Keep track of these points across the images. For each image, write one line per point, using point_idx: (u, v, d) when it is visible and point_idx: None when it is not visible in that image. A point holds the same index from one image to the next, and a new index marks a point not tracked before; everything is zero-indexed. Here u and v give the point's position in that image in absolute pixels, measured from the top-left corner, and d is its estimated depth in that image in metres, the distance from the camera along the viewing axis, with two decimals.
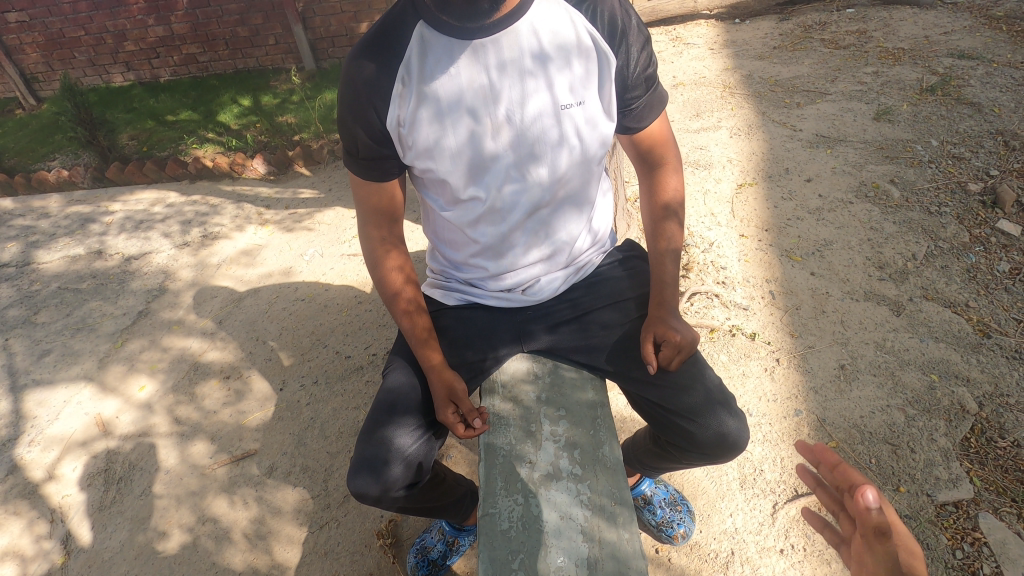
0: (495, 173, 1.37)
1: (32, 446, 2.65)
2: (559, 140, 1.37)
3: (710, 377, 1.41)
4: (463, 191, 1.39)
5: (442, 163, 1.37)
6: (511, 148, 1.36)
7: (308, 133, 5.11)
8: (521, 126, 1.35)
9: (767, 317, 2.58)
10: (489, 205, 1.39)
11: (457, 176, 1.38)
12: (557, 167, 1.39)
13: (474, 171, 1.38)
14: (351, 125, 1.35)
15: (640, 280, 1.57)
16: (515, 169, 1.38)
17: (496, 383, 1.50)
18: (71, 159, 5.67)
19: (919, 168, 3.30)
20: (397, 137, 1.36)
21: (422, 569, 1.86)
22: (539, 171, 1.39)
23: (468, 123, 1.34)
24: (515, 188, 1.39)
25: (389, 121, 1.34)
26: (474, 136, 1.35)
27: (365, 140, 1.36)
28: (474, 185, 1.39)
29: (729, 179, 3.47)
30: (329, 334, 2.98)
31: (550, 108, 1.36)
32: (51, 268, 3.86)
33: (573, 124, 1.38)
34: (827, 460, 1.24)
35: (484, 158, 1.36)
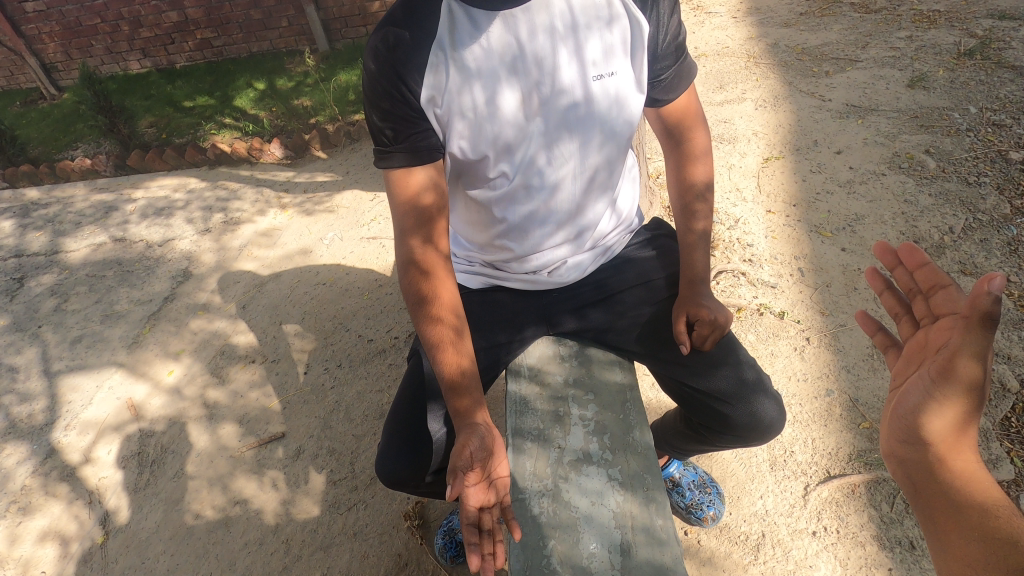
0: (526, 150, 1.32)
1: (68, 429, 2.72)
2: (591, 113, 1.33)
3: (744, 359, 1.37)
4: (492, 170, 1.33)
5: (473, 140, 1.29)
6: (542, 122, 1.30)
7: (324, 116, 5.08)
8: (553, 98, 1.29)
9: (797, 295, 2.51)
10: (518, 183, 1.34)
11: (487, 154, 1.31)
12: (587, 141, 1.35)
13: (505, 149, 1.31)
14: (386, 102, 1.24)
15: (669, 259, 1.52)
16: (545, 145, 1.32)
17: (522, 366, 1.47)
18: (93, 148, 5.74)
19: (957, 137, 3.16)
20: (428, 116, 1.26)
21: (450, 551, 1.87)
22: (569, 146, 1.34)
23: (499, 97, 1.27)
24: (545, 165, 1.34)
25: (420, 96, 1.24)
26: (506, 110, 1.28)
27: (401, 118, 1.25)
28: (504, 163, 1.33)
29: (755, 153, 3.37)
30: (352, 318, 2.99)
31: (583, 79, 1.30)
32: (78, 256, 3.93)
33: (605, 97, 1.33)
34: (902, 262, 1.20)
35: (516, 134, 1.30)
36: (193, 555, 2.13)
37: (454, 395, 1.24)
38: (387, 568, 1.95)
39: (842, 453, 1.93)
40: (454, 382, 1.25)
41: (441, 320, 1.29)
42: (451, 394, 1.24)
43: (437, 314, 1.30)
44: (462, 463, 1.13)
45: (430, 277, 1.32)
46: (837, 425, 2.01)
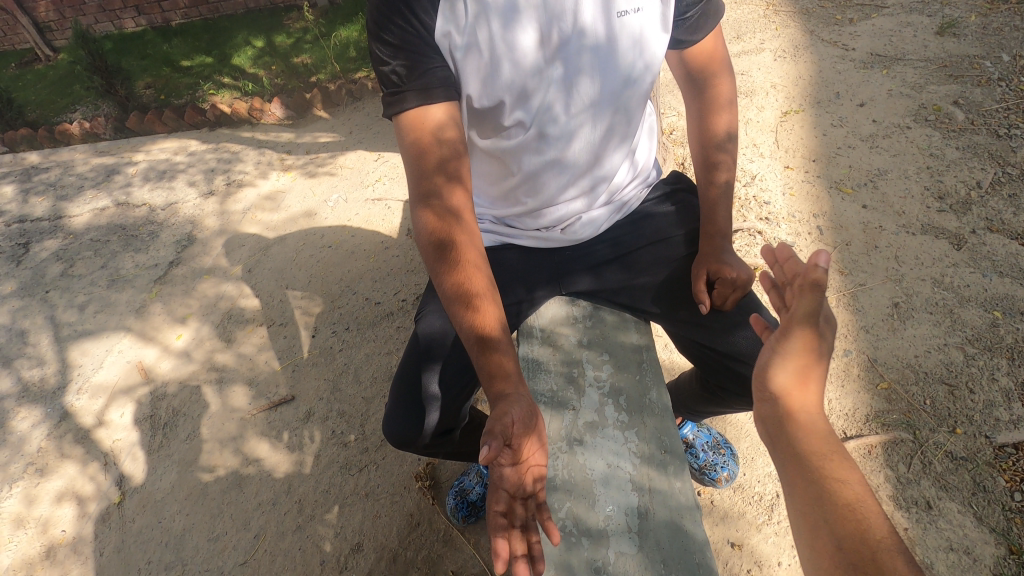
0: (543, 96, 1.23)
1: (81, 393, 2.74)
2: (613, 54, 1.24)
3: (766, 318, 1.31)
4: (507, 117, 1.25)
5: (489, 84, 1.20)
6: (561, 65, 1.22)
7: (325, 74, 4.93)
8: (575, 37, 1.20)
9: (815, 254, 2.43)
10: (534, 131, 1.26)
11: (502, 100, 1.22)
12: (609, 86, 1.26)
13: (521, 94, 1.22)
14: (400, 37, 1.14)
15: (688, 215, 1.44)
16: (564, 90, 1.24)
17: (534, 328, 1.43)
18: (91, 110, 5.62)
19: (988, 87, 3.00)
20: (445, 53, 1.17)
21: (462, 511, 1.87)
22: (589, 91, 1.25)
23: (517, 35, 1.17)
24: (563, 111, 1.26)
25: (435, 32, 1.15)
26: (524, 50, 1.19)
27: (415, 53, 1.15)
28: (519, 110, 1.24)
29: (773, 106, 3.23)
30: (359, 280, 2.95)
31: (606, 16, 1.21)
32: (81, 220, 3.89)
33: (629, 36, 1.24)
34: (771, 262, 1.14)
35: (533, 78, 1.21)
36: (208, 515, 2.16)
37: (486, 355, 1.11)
38: (400, 528, 1.96)
39: (859, 414, 1.90)
40: (485, 338, 1.13)
41: (470, 271, 1.17)
42: (482, 353, 1.11)
43: (464, 262, 1.17)
44: (502, 429, 1.01)
45: (455, 221, 1.20)
46: (855, 386, 1.97)
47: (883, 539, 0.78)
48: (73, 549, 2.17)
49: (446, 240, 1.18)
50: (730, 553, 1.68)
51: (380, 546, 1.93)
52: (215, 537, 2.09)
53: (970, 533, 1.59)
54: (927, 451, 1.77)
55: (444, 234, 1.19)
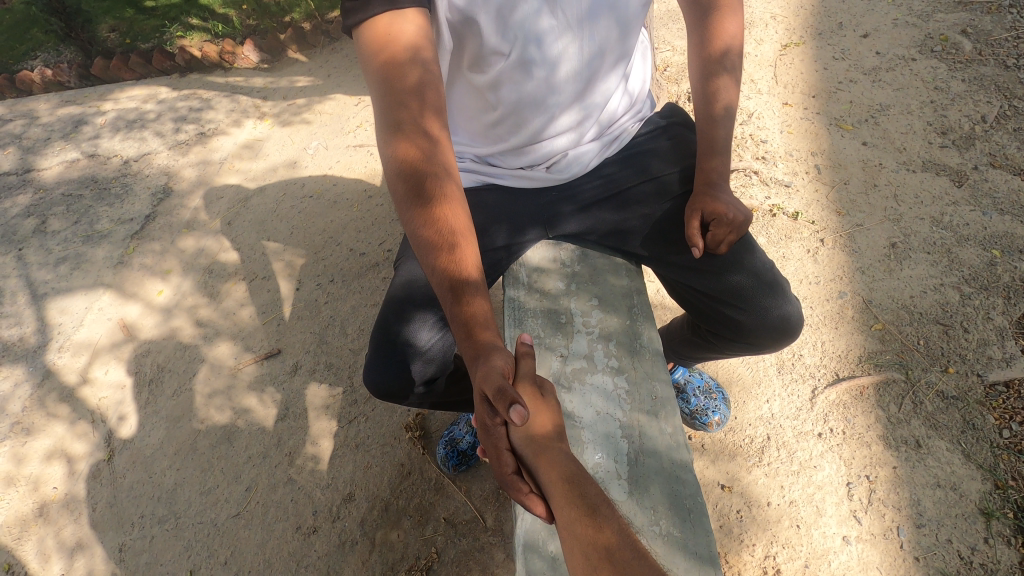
0: (524, 16, 1.12)
1: (62, 351, 2.68)
2: None
3: (761, 258, 1.25)
4: (486, 41, 1.13)
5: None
6: None
7: (299, 14, 4.64)
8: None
9: (812, 194, 2.35)
10: (518, 56, 1.15)
11: (480, 19, 1.11)
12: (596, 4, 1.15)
13: (501, 13, 1.11)
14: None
15: (683, 150, 1.35)
16: (547, 10, 1.13)
17: (520, 273, 1.37)
18: (54, 57, 5.30)
19: (998, 14, 2.85)
20: None
21: (452, 460, 1.87)
22: (576, 8, 1.14)
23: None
24: (548, 32, 1.15)
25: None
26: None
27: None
28: (499, 33, 1.13)
29: (773, 39, 3.06)
30: (342, 231, 2.86)
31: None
32: (51, 174, 3.72)
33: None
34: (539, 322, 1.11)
35: None
36: (200, 470, 2.15)
37: (459, 301, 0.99)
38: (391, 477, 1.96)
39: (852, 356, 1.87)
40: (457, 283, 1.01)
41: (442, 212, 1.04)
42: (467, 299, 1.00)
43: (443, 198, 1.04)
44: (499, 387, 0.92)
45: (428, 156, 1.06)
46: (849, 328, 1.94)
47: (623, 550, 0.80)
48: (66, 506, 2.17)
49: (421, 178, 1.05)
50: (721, 495, 1.69)
51: (372, 495, 1.93)
52: (207, 490, 2.09)
53: (958, 470, 1.60)
54: (918, 391, 1.76)
55: (419, 167, 1.05)
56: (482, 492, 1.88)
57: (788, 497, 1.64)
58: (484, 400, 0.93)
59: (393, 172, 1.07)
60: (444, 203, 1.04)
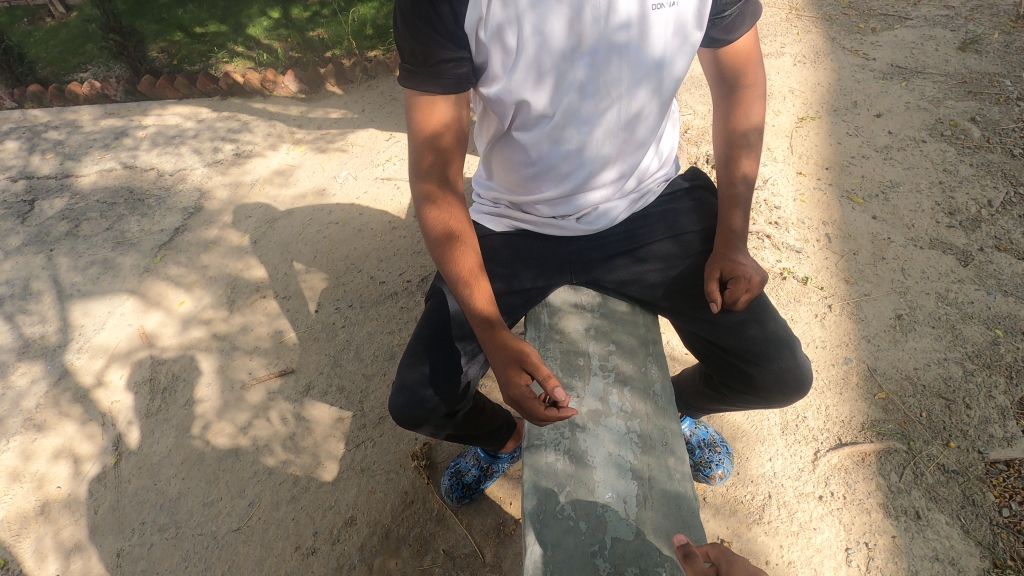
0: (572, 85, 1.22)
1: (81, 352, 2.75)
2: (643, 45, 1.23)
3: (774, 317, 1.32)
4: (534, 106, 1.23)
5: (518, 68, 1.19)
6: (592, 54, 1.20)
7: (339, 50, 4.90)
8: (606, 22, 1.18)
9: (822, 261, 2.44)
10: (561, 118, 1.25)
11: (530, 87, 1.21)
12: (637, 77, 1.26)
13: (549, 82, 1.21)
14: (421, 23, 1.13)
15: (704, 213, 1.45)
16: (593, 80, 1.23)
17: (542, 314, 1.43)
18: (103, 71, 5.57)
19: (1006, 105, 3.00)
20: (474, 37, 1.16)
21: (457, 492, 1.90)
22: (617, 78, 1.24)
23: (547, 19, 1.16)
24: (590, 97, 1.24)
25: (462, 16, 1.14)
26: (554, 33, 1.17)
27: (434, 38, 1.14)
28: (546, 99, 1.23)
29: (790, 112, 3.21)
30: (364, 259, 2.96)
31: (639, 5, 1.19)
32: (88, 181, 3.87)
33: (659, 26, 1.23)
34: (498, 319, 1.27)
35: (562, 66, 1.20)
36: (204, 481, 2.18)
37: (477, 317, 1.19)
38: (394, 505, 1.98)
39: (856, 422, 1.91)
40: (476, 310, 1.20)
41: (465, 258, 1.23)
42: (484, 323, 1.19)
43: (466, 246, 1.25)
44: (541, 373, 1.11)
45: (456, 215, 1.26)
46: (853, 394, 1.99)
47: None
48: (68, 506, 2.19)
49: (447, 232, 1.24)
50: None
51: (373, 521, 1.95)
52: (209, 503, 2.11)
53: (957, 545, 1.61)
54: (919, 462, 1.79)
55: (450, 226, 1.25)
56: (483, 527, 1.89)
57: (786, 557, 1.65)
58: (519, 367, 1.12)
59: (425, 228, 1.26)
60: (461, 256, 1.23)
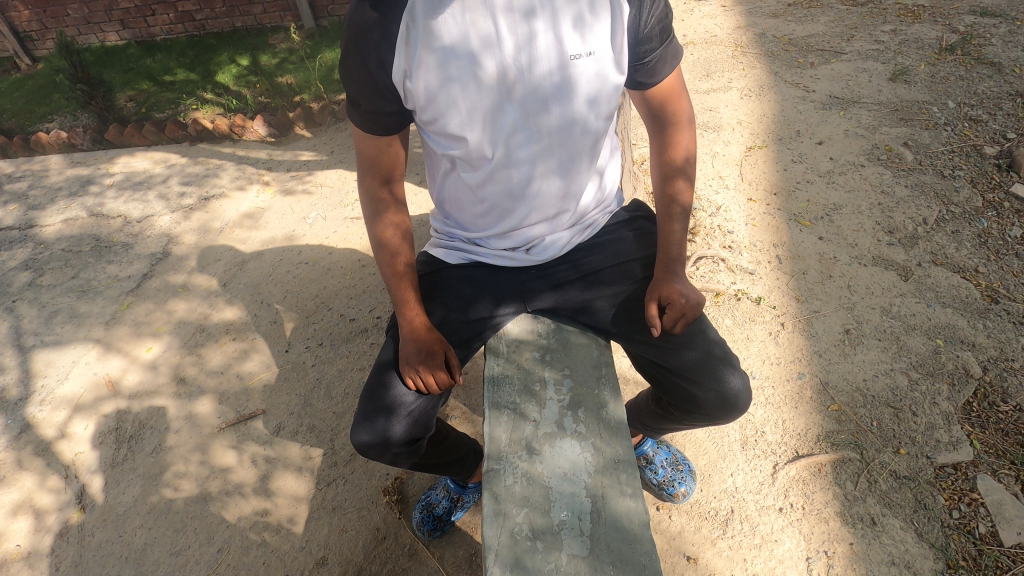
0: (502, 129, 1.31)
1: (43, 405, 2.69)
2: (567, 91, 1.31)
3: (713, 337, 1.40)
4: (470, 149, 1.33)
5: (448, 115, 1.30)
6: (518, 101, 1.30)
7: (308, 94, 5.03)
8: (529, 73, 1.29)
9: (773, 282, 2.56)
10: (495, 159, 1.34)
11: (462, 132, 1.32)
12: (565, 120, 1.34)
13: (480, 128, 1.31)
14: (355, 79, 1.30)
15: (646, 241, 1.54)
16: (523, 124, 1.32)
17: (500, 343, 1.50)
18: (70, 120, 5.57)
19: (935, 130, 3.22)
20: (403, 89, 1.30)
21: (428, 524, 1.91)
22: (546, 123, 1.33)
23: (473, 71, 1.27)
24: (523, 139, 1.33)
25: (390, 71, 1.28)
26: (480, 84, 1.28)
27: (367, 93, 1.31)
28: (480, 143, 1.33)
29: (738, 142, 3.39)
30: (334, 297, 2.99)
31: (558, 55, 1.29)
32: (52, 230, 3.84)
33: (583, 75, 1.32)
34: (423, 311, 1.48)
35: (490, 113, 1.30)
36: (171, 529, 2.14)
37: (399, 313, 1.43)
38: (365, 542, 1.97)
39: (811, 434, 1.99)
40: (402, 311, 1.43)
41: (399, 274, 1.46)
42: (407, 323, 1.41)
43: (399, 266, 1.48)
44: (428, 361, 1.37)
45: (397, 239, 1.49)
46: (807, 407, 2.08)
47: None
48: (28, 562, 2.13)
49: (388, 250, 1.48)
50: (686, 566, 1.74)
51: (345, 560, 1.94)
52: (176, 552, 2.07)
53: (911, 549, 1.68)
54: (873, 470, 1.86)
55: (391, 246, 1.49)
56: (455, 558, 1.90)
57: (750, 570, 1.70)
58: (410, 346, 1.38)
59: (374, 247, 1.50)
60: (399, 269, 1.47)
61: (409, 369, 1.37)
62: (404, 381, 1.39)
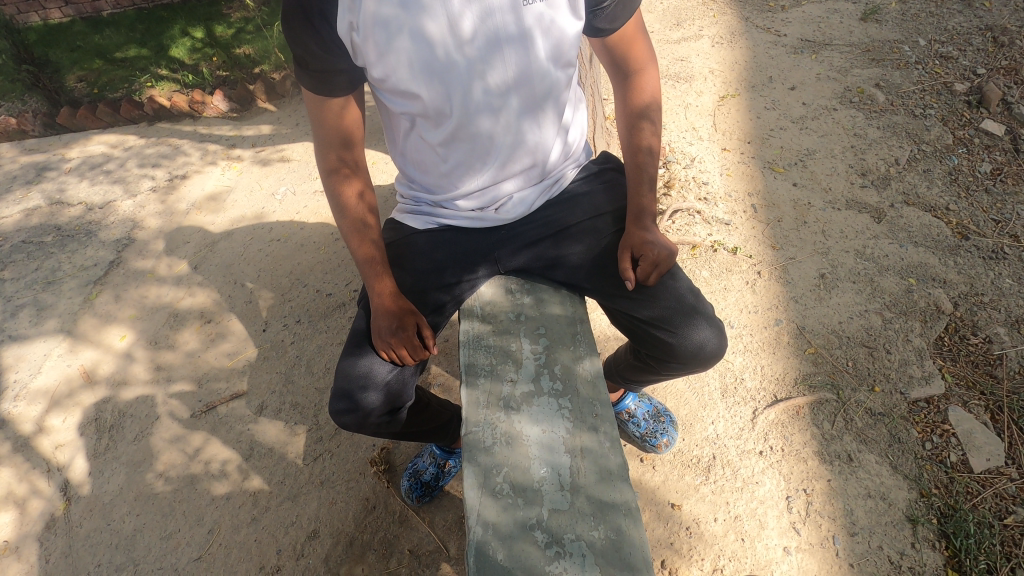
0: (458, 83, 1.26)
1: (18, 400, 2.63)
2: (522, 39, 1.26)
3: (686, 286, 1.40)
4: (427, 105, 1.28)
5: (400, 70, 1.25)
6: (472, 52, 1.24)
7: (268, 65, 4.83)
8: (481, 23, 1.24)
9: (749, 231, 2.56)
10: (453, 115, 1.29)
11: (416, 89, 1.27)
12: (523, 70, 1.29)
13: (436, 83, 1.26)
14: (299, 36, 1.24)
15: (616, 194, 1.51)
16: (479, 77, 1.27)
17: (474, 307, 1.48)
18: (18, 105, 5.30)
19: (906, 69, 3.19)
20: (351, 44, 1.24)
21: (416, 491, 1.92)
22: (503, 76, 1.28)
23: (422, 22, 1.21)
24: (480, 92, 1.28)
25: (337, 25, 1.22)
26: (430, 35, 1.22)
27: (313, 50, 1.25)
28: (437, 99, 1.28)
29: (711, 91, 3.34)
30: (309, 273, 2.93)
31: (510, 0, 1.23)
32: (9, 221, 3.69)
33: (538, 21, 1.26)
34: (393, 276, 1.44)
35: (444, 67, 1.25)
36: (160, 514, 2.13)
37: (369, 279, 1.39)
38: (356, 513, 1.99)
39: (789, 378, 2.02)
40: (372, 276, 1.39)
41: (365, 240, 1.42)
42: (377, 290, 1.38)
43: (364, 231, 1.43)
44: (405, 334, 1.34)
45: (361, 203, 1.45)
46: (784, 352, 2.11)
47: None
48: (17, 555, 2.11)
49: (351, 216, 1.43)
50: (671, 513, 1.78)
51: (336, 531, 1.95)
52: (167, 535, 2.07)
53: (887, 481, 1.73)
54: (849, 409, 1.91)
55: (356, 211, 1.44)
56: (445, 522, 1.93)
57: (733, 512, 1.74)
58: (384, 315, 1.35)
59: (336, 214, 1.45)
60: (364, 238, 1.42)
61: (383, 342, 1.34)
62: (378, 353, 1.36)
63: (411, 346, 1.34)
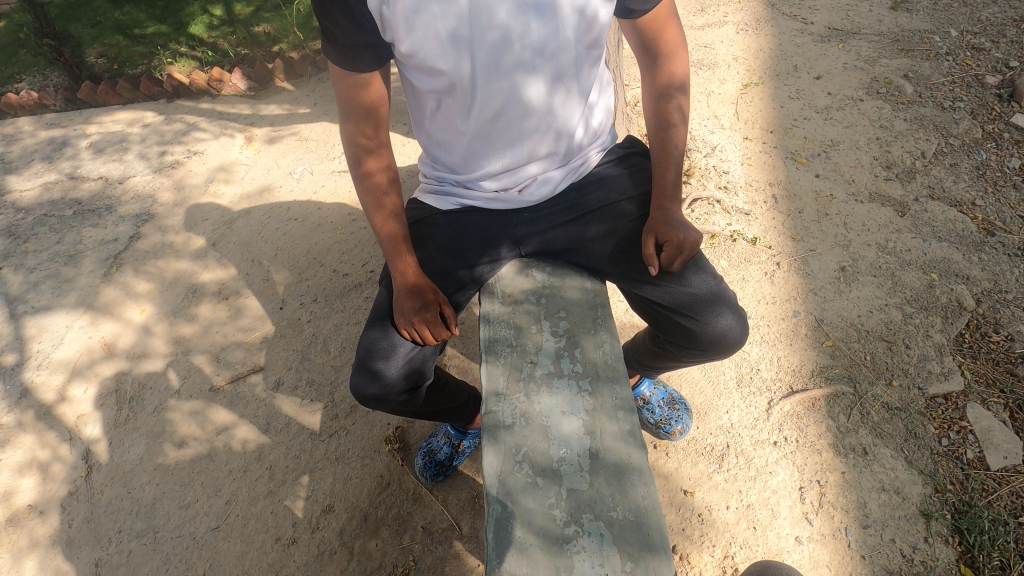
0: (486, 58, 1.25)
1: (40, 369, 2.68)
2: (552, 15, 1.24)
3: (709, 273, 1.39)
4: (453, 81, 1.28)
5: (427, 45, 1.24)
6: (501, 27, 1.23)
7: (286, 44, 4.82)
8: None
9: (770, 222, 2.53)
10: (479, 91, 1.29)
11: (443, 64, 1.26)
12: (552, 45, 1.27)
13: (463, 57, 1.25)
14: (327, 8, 1.24)
15: (640, 178, 1.50)
16: (507, 52, 1.25)
17: (496, 288, 1.48)
18: (39, 80, 5.33)
19: (936, 61, 3.12)
20: (380, 18, 1.24)
21: (430, 470, 1.95)
22: (531, 53, 1.27)
23: None
24: (506, 69, 1.27)
25: None
26: (459, 9, 1.21)
27: (342, 23, 1.26)
28: (464, 74, 1.27)
29: (734, 79, 3.29)
30: (326, 252, 2.95)
31: None
32: (32, 194, 3.74)
33: None
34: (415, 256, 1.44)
35: (471, 42, 1.23)
36: (179, 484, 2.18)
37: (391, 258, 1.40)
38: (370, 489, 2.02)
39: (806, 370, 2.01)
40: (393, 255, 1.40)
41: (387, 218, 1.42)
42: (399, 270, 1.38)
43: (386, 210, 1.43)
44: (426, 315, 1.34)
45: (384, 181, 1.45)
46: (802, 344, 2.09)
47: None
48: (40, 520, 2.17)
49: (374, 194, 1.44)
50: (683, 499, 1.79)
51: (351, 506, 1.98)
52: (185, 505, 2.11)
53: (901, 475, 1.72)
54: (865, 402, 1.90)
55: (378, 189, 1.44)
56: (458, 500, 1.95)
57: (745, 501, 1.74)
58: (405, 295, 1.36)
59: (359, 190, 1.45)
60: (387, 216, 1.42)
61: (405, 321, 1.35)
62: (400, 331, 1.37)
63: (432, 327, 1.34)
